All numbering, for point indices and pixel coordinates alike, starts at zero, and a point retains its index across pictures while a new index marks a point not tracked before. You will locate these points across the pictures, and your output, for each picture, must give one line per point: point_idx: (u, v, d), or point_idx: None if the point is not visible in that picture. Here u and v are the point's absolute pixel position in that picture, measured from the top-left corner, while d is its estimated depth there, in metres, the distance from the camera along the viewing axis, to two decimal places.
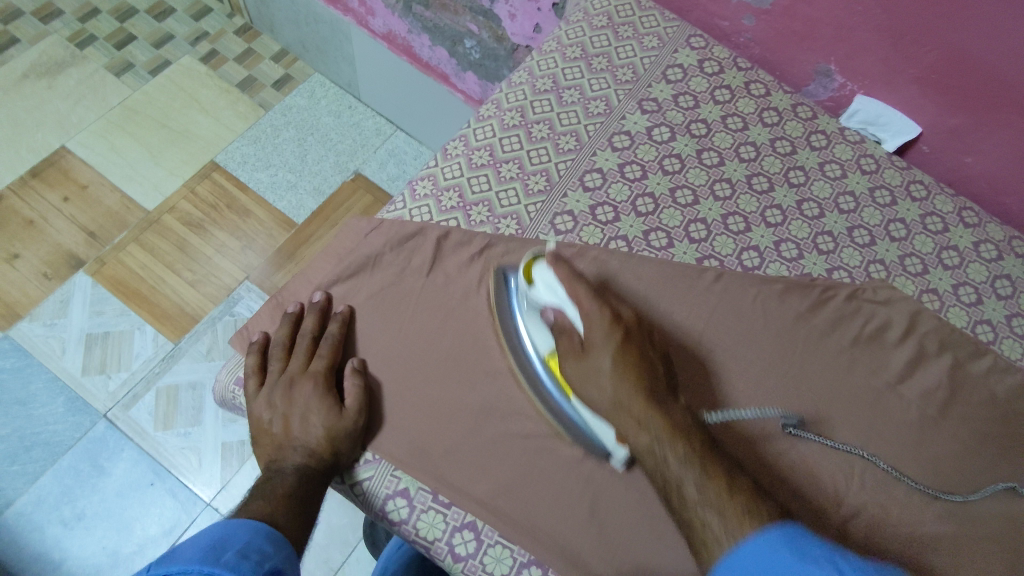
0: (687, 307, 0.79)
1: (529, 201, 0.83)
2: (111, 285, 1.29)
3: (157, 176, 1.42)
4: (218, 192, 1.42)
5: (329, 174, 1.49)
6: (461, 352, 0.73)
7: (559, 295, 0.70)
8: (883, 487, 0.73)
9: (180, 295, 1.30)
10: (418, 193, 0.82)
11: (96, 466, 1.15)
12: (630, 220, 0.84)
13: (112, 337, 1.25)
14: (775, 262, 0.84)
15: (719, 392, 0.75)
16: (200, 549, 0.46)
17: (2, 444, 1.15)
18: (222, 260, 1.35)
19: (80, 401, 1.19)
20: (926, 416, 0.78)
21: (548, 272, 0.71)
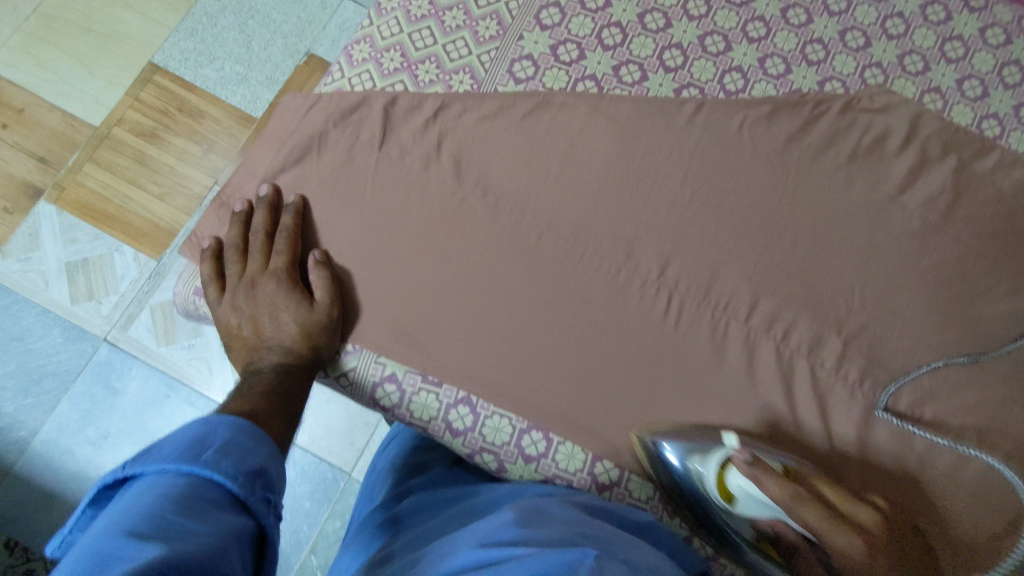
0: (667, 145, 0.72)
1: (481, 51, 0.74)
2: (78, 211, 1.22)
3: (95, 87, 1.27)
4: (165, 96, 1.27)
5: (280, 60, 1.31)
6: (432, 227, 0.68)
7: (779, 514, 0.59)
8: (882, 304, 0.71)
9: (150, 210, 1.23)
10: (355, 59, 0.73)
11: (110, 387, 1.16)
12: (597, 56, 0.75)
13: (93, 263, 1.20)
14: (761, 82, 0.76)
15: (711, 231, 0.71)
16: (179, 448, 0.45)
17: (11, 379, 1.16)
18: (186, 168, 1.25)
19: (77, 329, 1.18)
20: (928, 225, 0.74)
21: (760, 492, 0.59)
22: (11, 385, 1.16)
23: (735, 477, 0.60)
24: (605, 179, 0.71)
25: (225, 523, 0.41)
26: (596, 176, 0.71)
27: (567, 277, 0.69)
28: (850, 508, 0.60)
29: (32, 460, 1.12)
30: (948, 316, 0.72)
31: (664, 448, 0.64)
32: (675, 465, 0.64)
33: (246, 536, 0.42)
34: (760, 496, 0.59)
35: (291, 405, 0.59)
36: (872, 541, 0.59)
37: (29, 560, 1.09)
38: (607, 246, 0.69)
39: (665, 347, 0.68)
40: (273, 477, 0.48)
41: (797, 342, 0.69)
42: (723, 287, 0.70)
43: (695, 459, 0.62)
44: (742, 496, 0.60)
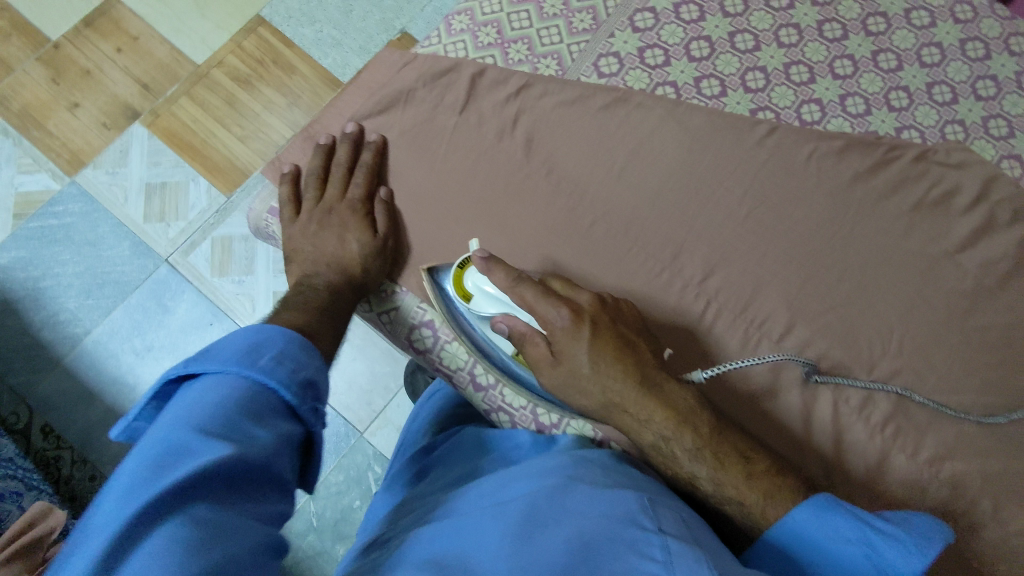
0: (733, 162, 0.74)
1: (572, 41, 0.77)
2: (166, 138, 1.30)
3: (204, 29, 1.36)
4: (265, 47, 1.35)
5: (374, 32, 1.39)
6: (494, 195, 0.71)
7: (504, 302, 0.63)
8: (921, 354, 0.71)
9: (230, 150, 1.31)
10: (454, 28, 0.77)
11: (161, 305, 1.24)
12: (681, 65, 0.77)
13: (169, 189, 1.29)
14: (838, 117, 0.77)
15: (760, 251, 0.72)
16: (237, 352, 0.46)
17: (78, 280, 1.24)
18: (270, 117, 1.33)
19: (144, 246, 1.26)
20: (982, 287, 0.73)
21: (480, 277, 0.64)
22: (76, 284, 1.24)
23: (468, 274, 0.65)
24: (667, 181, 0.73)
25: (276, 430, 0.43)
26: (657, 177, 0.73)
27: (611, 265, 0.71)
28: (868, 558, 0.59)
29: (81, 357, 1.21)
30: (986, 380, 0.71)
31: (438, 278, 0.69)
32: (446, 290, 0.68)
33: (294, 444, 0.45)
34: (494, 291, 0.63)
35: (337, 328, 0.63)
36: (584, 320, 0.60)
37: (59, 447, 1.17)
38: (656, 244, 0.72)
39: (692, 349, 0.69)
40: (321, 389, 0.50)
41: (828, 374, 0.70)
42: (761, 306, 0.71)
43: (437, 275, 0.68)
44: (476, 292, 0.65)
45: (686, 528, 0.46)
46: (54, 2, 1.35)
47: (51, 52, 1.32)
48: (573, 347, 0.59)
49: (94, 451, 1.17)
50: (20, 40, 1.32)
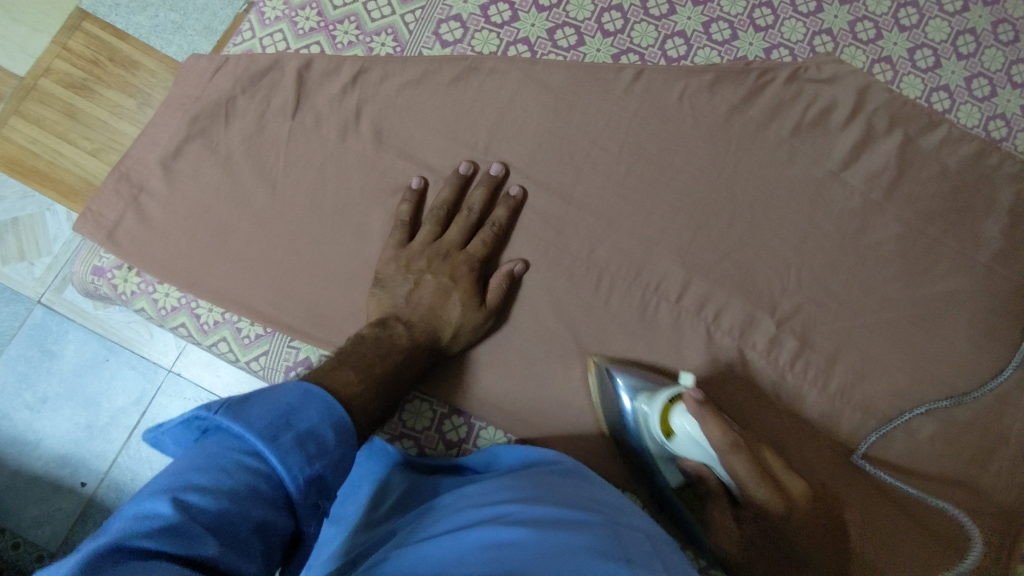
0: (603, 117, 0.69)
1: (405, 10, 0.68)
2: (4, 167, 1.15)
3: (21, 35, 1.19)
4: (95, 45, 1.18)
5: (219, 9, 1.22)
6: (351, 202, 0.64)
7: (704, 453, 0.56)
8: (820, 282, 0.70)
9: (83, 167, 1.16)
10: (267, 17, 0.67)
11: (46, 351, 1.13)
12: (531, 17, 0.70)
13: (23, 224, 1.15)
14: (704, 48, 0.72)
15: (646, 210, 0.68)
16: (268, 422, 0.42)
17: None
18: (120, 123, 1.17)
19: (10, 291, 1.14)
20: (869, 202, 0.72)
21: (692, 423, 0.56)
22: None
23: (678, 413, 0.57)
24: (536, 154, 0.68)
25: (257, 514, 0.38)
26: (523, 149, 0.67)
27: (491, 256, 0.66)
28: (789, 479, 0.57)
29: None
30: (885, 296, 0.71)
31: (617, 379, 0.64)
32: (623, 398, 0.63)
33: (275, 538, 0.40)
34: (699, 438, 0.56)
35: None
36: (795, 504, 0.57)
37: None
38: (534, 221, 0.67)
39: (592, 326, 0.66)
40: (333, 479, 0.44)
41: (731, 321, 0.68)
42: (655, 267, 0.68)
43: (643, 397, 0.61)
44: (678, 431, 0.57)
45: (658, 555, 0.45)
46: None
47: None
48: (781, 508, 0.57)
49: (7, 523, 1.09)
50: None
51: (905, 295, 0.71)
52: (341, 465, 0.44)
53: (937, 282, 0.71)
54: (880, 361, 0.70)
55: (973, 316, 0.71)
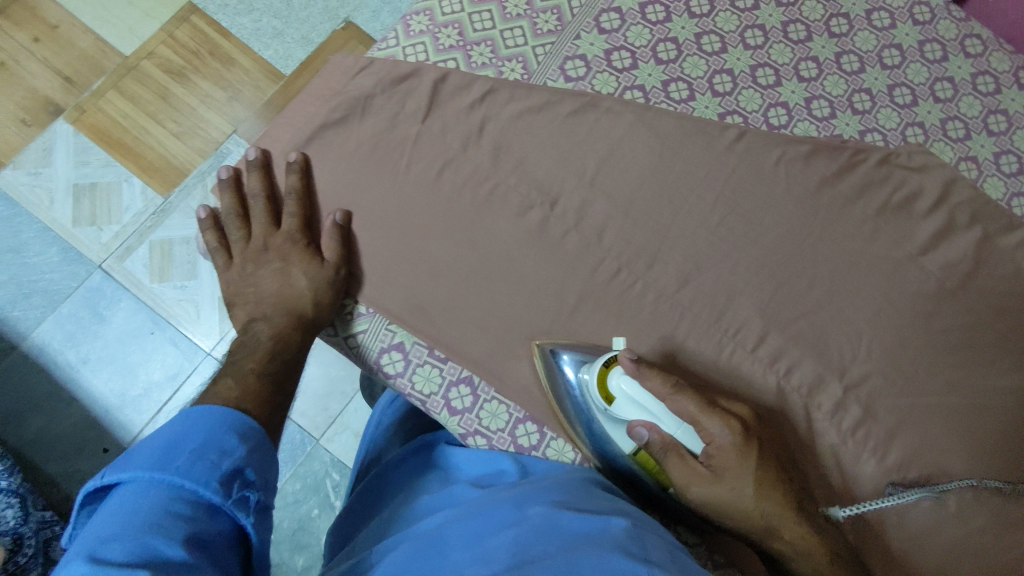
0: (703, 169, 0.73)
1: (537, 43, 0.73)
2: (94, 135, 1.22)
3: (132, 17, 1.27)
4: (199, 37, 1.27)
5: (318, 22, 1.32)
6: (460, 208, 0.68)
7: (653, 411, 0.58)
8: (888, 356, 0.72)
9: (166, 147, 1.24)
10: (412, 29, 0.72)
11: (96, 314, 1.17)
12: (649, 68, 0.75)
13: (100, 189, 1.21)
14: (804, 121, 0.77)
15: (732, 260, 0.72)
16: (156, 451, 0.46)
17: (2, 289, 1.16)
18: (208, 112, 1.26)
19: (75, 252, 1.19)
20: (943, 289, 0.74)
21: (635, 386, 0.58)
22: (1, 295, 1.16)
23: (616, 374, 0.59)
24: (638, 193, 0.71)
25: (186, 531, 0.42)
26: (626, 186, 0.71)
27: (583, 279, 0.69)
28: (736, 408, 0.62)
29: (10, 371, 1.14)
30: (951, 381, 0.72)
31: (557, 356, 0.65)
32: (569, 375, 0.64)
33: (213, 548, 0.43)
34: (636, 394, 0.58)
35: (277, 359, 0.61)
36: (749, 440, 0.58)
37: None
38: (629, 253, 0.70)
39: (660, 356, 0.68)
40: (254, 472, 0.48)
41: (800, 379, 0.70)
42: (735, 314, 0.70)
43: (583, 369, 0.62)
44: (618, 395, 0.59)
45: (670, 546, 0.48)
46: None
47: None
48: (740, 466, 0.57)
49: (32, 471, 1.11)
50: None
51: (964, 378, 0.73)
52: (256, 459, 0.49)
53: (999, 376, 0.73)
54: (940, 442, 0.71)
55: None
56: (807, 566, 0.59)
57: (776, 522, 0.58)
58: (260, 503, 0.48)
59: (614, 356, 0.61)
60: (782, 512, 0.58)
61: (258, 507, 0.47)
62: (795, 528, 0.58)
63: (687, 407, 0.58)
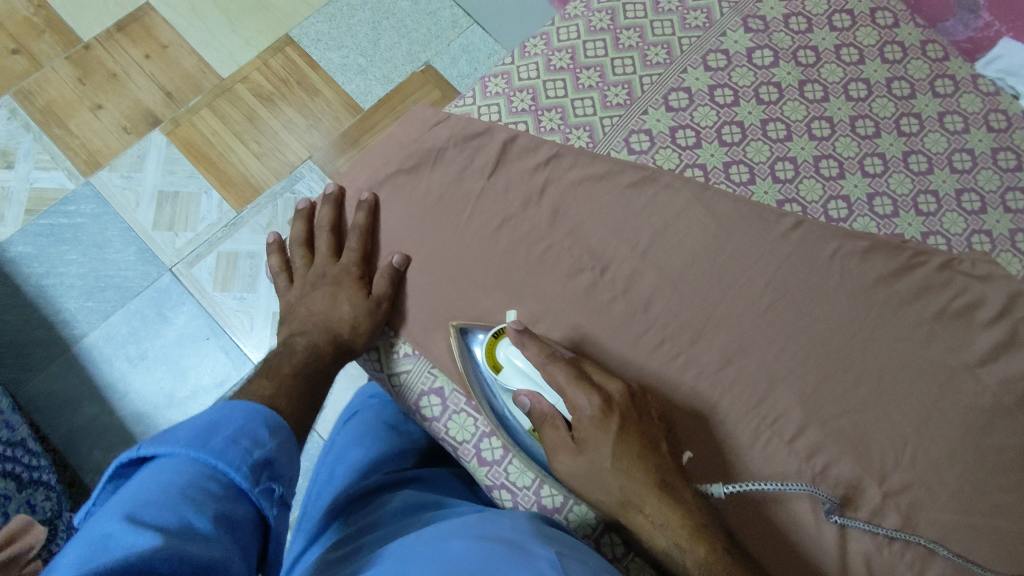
0: (756, 254, 0.73)
1: (605, 114, 0.76)
2: (184, 148, 1.33)
3: (233, 44, 1.40)
4: (290, 67, 1.40)
5: (400, 63, 1.44)
6: (514, 266, 0.70)
7: (532, 374, 0.62)
8: (933, 468, 0.69)
9: (245, 165, 1.34)
10: (489, 90, 0.76)
11: (160, 314, 1.24)
12: (712, 148, 0.76)
13: (181, 198, 1.31)
14: (864, 216, 0.76)
15: (778, 347, 0.71)
16: (194, 432, 0.48)
17: (81, 281, 1.25)
18: (287, 136, 1.36)
19: (150, 253, 1.27)
20: (998, 405, 0.71)
21: (516, 351, 0.63)
22: (79, 285, 1.25)
23: (503, 345, 0.64)
24: (688, 269, 0.72)
25: (215, 509, 0.44)
26: (677, 261, 0.72)
27: (625, 349, 0.69)
28: (606, 381, 0.61)
29: (76, 358, 1.21)
30: (1000, 504, 0.69)
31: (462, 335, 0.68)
32: (477, 350, 0.67)
33: (236, 530, 0.45)
34: (525, 366, 0.62)
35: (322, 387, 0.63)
36: (612, 411, 0.58)
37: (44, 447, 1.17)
38: (674, 326, 0.70)
39: (694, 433, 0.68)
40: (282, 466, 0.50)
41: (837, 479, 0.68)
42: (774, 402, 0.69)
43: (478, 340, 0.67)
44: (507, 364, 0.64)
45: None
46: (90, 5, 1.39)
47: (82, 52, 1.36)
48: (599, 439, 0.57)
49: (78, 456, 1.17)
50: (53, 40, 1.37)
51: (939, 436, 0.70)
52: (284, 454, 0.51)
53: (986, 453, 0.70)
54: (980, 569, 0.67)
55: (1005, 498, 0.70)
56: (669, 538, 0.57)
57: (634, 495, 0.57)
58: (282, 496, 0.49)
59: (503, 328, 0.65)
60: (643, 487, 0.57)
61: (280, 501, 0.49)
62: (656, 502, 0.57)
63: (557, 376, 0.59)
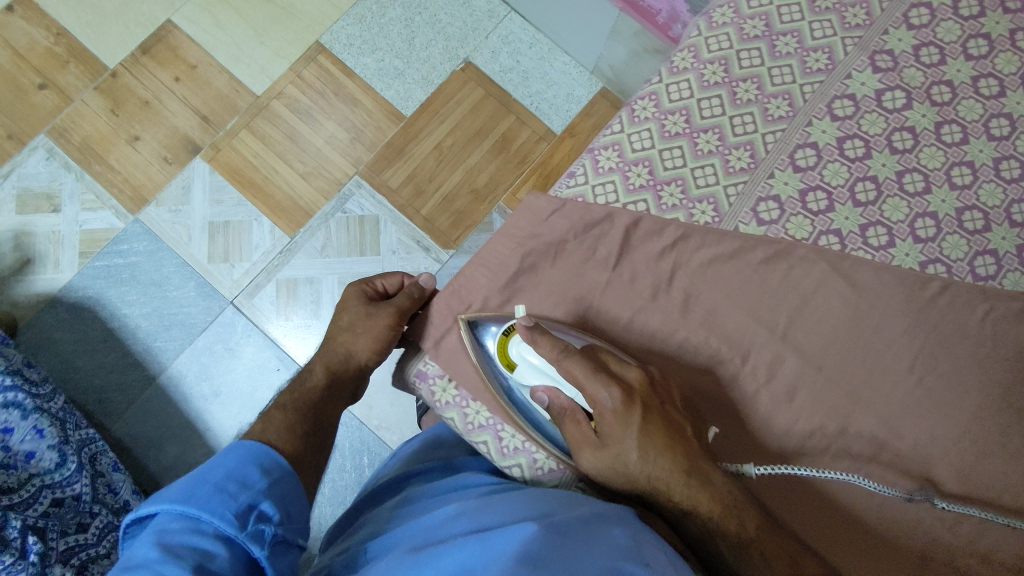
0: (902, 325, 0.69)
1: (729, 181, 0.71)
2: (227, 174, 1.26)
3: (263, 57, 1.30)
4: (325, 77, 1.30)
5: (438, 61, 1.33)
6: (648, 356, 0.68)
7: (548, 372, 0.62)
8: None
9: (292, 187, 1.26)
10: (601, 165, 0.71)
11: (228, 349, 1.20)
12: (846, 210, 0.71)
13: (232, 228, 1.24)
14: (1014, 272, 0.71)
15: (931, 426, 0.68)
16: (183, 485, 0.51)
17: (144, 322, 1.20)
18: (332, 152, 1.28)
19: (209, 288, 1.22)
20: None
21: (526, 347, 0.63)
22: (142, 327, 1.20)
23: (514, 342, 0.64)
24: (830, 349, 0.69)
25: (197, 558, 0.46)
26: (819, 341, 0.69)
27: (772, 433, 0.67)
28: (624, 370, 0.60)
29: (152, 402, 1.17)
30: None
31: (478, 331, 0.67)
32: (488, 342, 0.66)
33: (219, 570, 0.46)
34: (540, 363, 0.62)
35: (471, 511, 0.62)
36: (635, 402, 0.57)
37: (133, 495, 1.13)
38: (821, 415, 0.67)
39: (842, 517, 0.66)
40: (276, 509, 0.52)
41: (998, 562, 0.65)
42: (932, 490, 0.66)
43: (490, 332, 0.66)
44: (520, 362, 0.64)
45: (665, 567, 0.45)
46: (110, 28, 1.29)
47: (110, 81, 1.27)
48: (623, 433, 0.56)
49: None
50: (77, 69, 1.27)
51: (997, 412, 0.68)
52: (275, 495, 0.53)
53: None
54: None
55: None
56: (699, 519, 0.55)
57: (660, 483, 0.56)
58: (276, 536, 0.51)
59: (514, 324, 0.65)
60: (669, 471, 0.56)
61: (274, 540, 0.50)
62: (683, 489, 0.55)
63: (574, 371, 0.58)
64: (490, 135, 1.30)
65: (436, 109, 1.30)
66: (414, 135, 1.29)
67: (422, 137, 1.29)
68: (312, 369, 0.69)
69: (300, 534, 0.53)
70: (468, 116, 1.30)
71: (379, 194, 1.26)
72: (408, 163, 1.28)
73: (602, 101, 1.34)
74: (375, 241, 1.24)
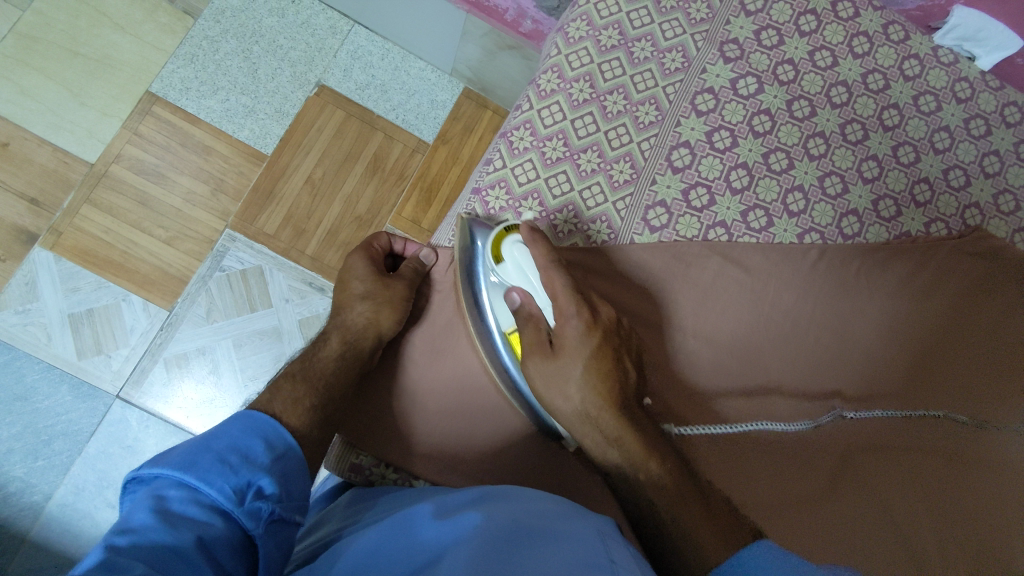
0: (786, 289, 0.73)
1: (616, 197, 0.72)
2: (77, 258, 1.10)
3: (88, 119, 1.15)
4: (167, 129, 1.16)
5: (288, 90, 1.22)
6: None
7: (528, 279, 0.62)
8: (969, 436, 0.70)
9: (158, 256, 1.12)
10: (492, 206, 0.69)
11: (126, 447, 1.05)
12: (726, 201, 0.73)
13: (98, 314, 1.09)
14: (875, 225, 0.76)
15: (822, 371, 0.72)
16: (185, 453, 0.49)
17: (19, 442, 1.03)
18: (195, 210, 1.15)
19: (87, 385, 1.07)
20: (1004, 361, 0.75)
21: (521, 252, 0.62)
22: (17, 448, 1.03)
23: (512, 242, 0.63)
24: (739, 334, 0.71)
25: (195, 531, 0.43)
26: (730, 329, 0.71)
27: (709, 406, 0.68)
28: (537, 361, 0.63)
29: (50, 527, 1.01)
30: None
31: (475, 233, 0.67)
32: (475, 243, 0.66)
33: (208, 546, 0.43)
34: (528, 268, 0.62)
35: None
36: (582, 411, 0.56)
37: None
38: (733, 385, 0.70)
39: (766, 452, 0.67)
40: (275, 487, 0.49)
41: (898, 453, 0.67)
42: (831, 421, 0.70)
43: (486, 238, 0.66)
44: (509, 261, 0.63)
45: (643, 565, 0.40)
46: None
47: None
48: None
49: None
50: None
51: (889, 383, 0.72)
52: (275, 472, 0.51)
53: (938, 395, 0.73)
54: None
55: (991, 449, 0.69)
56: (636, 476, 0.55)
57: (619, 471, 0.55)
58: (274, 513, 0.48)
59: (515, 227, 0.65)
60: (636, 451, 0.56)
61: (271, 518, 0.48)
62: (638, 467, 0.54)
63: None
64: (361, 157, 1.20)
65: (297, 142, 1.19)
66: (278, 173, 1.18)
67: (289, 172, 1.18)
68: (327, 340, 0.64)
69: (296, 512, 0.51)
70: (333, 142, 1.20)
71: (258, 243, 1.14)
72: (281, 204, 1.16)
73: (466, 102, 1.27)
74: (264, 293, 1.13)
